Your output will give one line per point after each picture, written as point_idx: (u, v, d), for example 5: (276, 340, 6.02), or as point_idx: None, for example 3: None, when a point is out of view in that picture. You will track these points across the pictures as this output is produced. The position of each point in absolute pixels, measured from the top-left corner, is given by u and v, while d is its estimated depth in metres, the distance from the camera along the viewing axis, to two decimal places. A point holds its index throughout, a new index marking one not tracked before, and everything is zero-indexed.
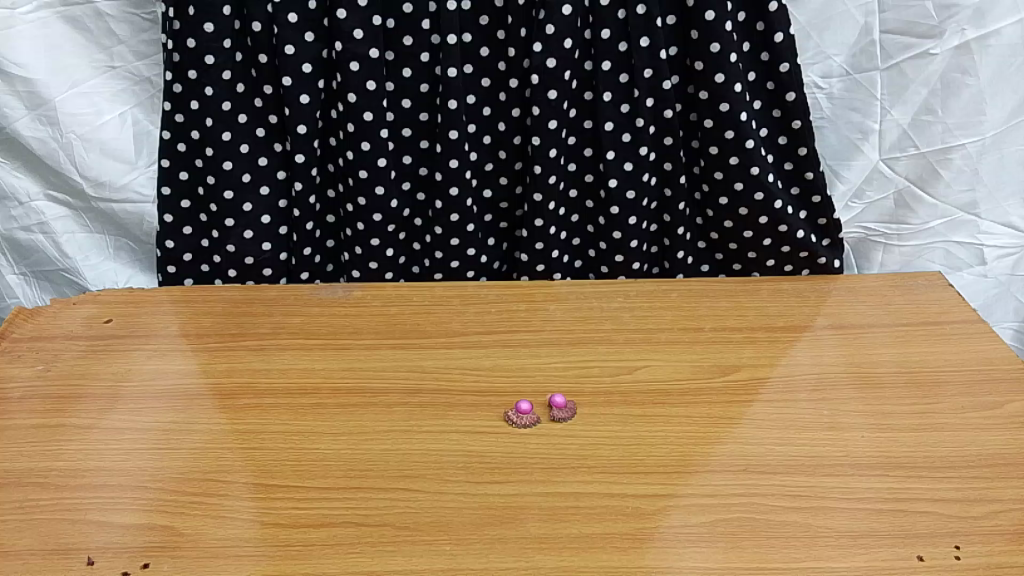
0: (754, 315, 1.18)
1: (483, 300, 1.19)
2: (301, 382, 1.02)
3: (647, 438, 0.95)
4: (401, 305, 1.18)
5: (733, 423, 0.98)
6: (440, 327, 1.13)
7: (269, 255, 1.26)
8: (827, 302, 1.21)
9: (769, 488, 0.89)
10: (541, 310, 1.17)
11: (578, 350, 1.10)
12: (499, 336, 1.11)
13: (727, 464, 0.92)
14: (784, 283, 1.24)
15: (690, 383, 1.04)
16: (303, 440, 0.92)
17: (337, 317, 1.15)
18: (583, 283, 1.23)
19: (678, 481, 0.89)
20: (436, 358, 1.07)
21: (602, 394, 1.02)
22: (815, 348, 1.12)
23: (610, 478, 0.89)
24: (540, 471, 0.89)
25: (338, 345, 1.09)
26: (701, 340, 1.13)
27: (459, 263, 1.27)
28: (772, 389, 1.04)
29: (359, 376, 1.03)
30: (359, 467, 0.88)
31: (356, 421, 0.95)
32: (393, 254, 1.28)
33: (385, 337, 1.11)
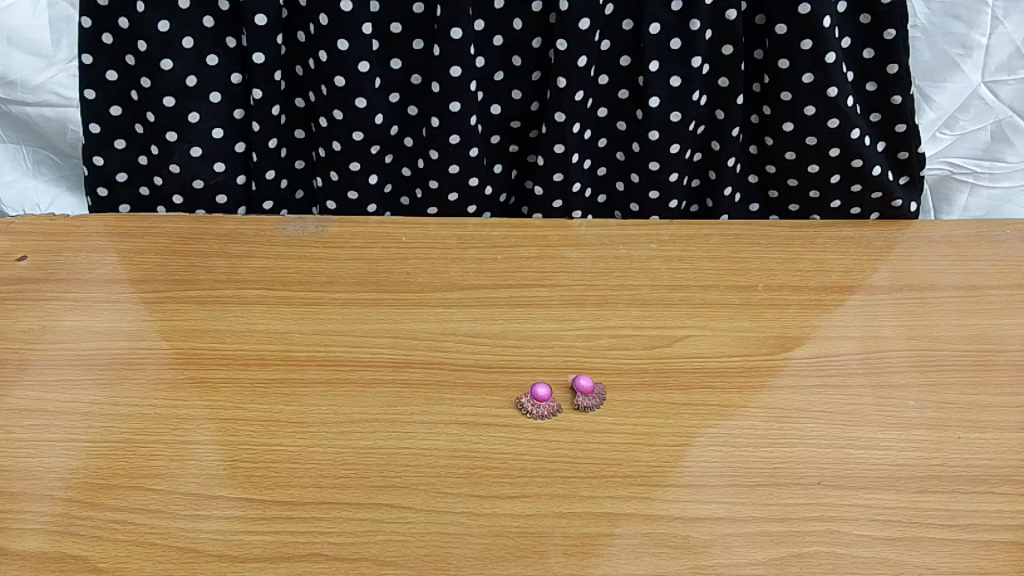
0: (814, 270, 0.98)
1: (487, 242, 0.97)
2: (261, 350, 0.82)
3: (694, 436, 0.76)
4: (387, 247, 0.96)
5: (799, 417, 0.79)
6: (433, 279, 0.92)
7: (224, 178, 1.03)
8: (902, 257, 1.00)
9: (848, 511, 0.71)
10: (558, 257, 0.96)
11: (604, 312, 0.89)
12: (507, 293, 0.90)
13: (795, 476, 0.73)
14: (848, 228, 1.03)
15: (743, 360, 0.85)
16: (260, 434, 0.73)
17: (308, 263, 0.94)
18: (607, 223, 1.02)
19: (736, 499, 0.71)
20: (430, 319, 0.86)
21: (635, 373, 0.82)
22: (893, 317, 0.92)
23: (652, 493, 0.70)
24: (562, 482, 0.70)
25: (309, 299, 0.89)
26: (753, 303, 0.92)
27: (459, 195, 1.04)
28: (843, 371, 0.84)
29: (335, 344, 0.83)
30: (331, 474, 0.69)
31: (329, 406, 0.76)
32: (378, 181, 1.05)
33: (367, 291, 0.90)
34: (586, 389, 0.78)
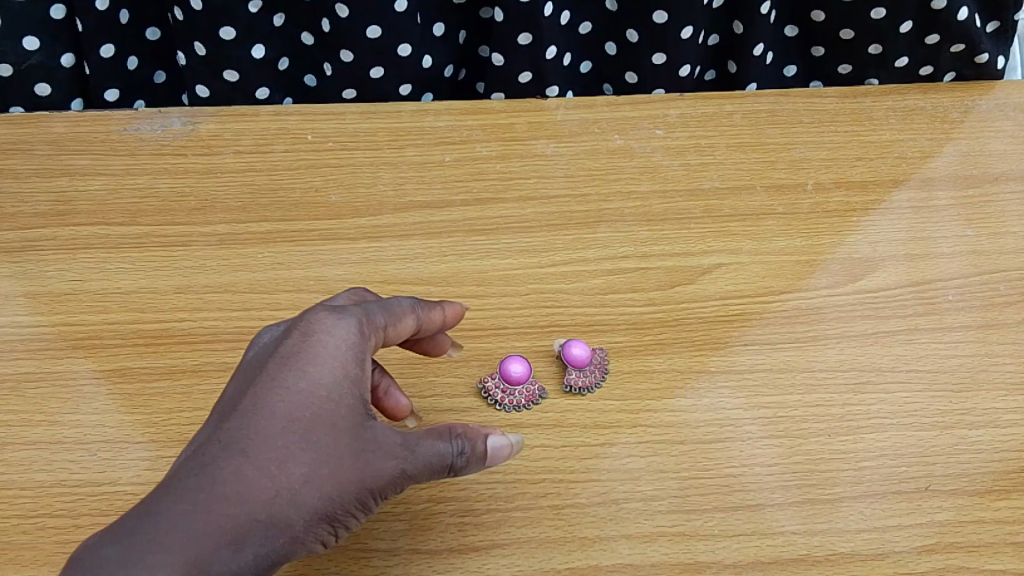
0: (883, 156, 0.71)
1: (428, 138, 0.69)
2: (98, 323, 0.55)
3: (742, 423, 0.52)
4: (286, 150, 0.67)
5: (888, 382, 0.55)
6: (352, 197, 0.64)
7: (41, 58, 0.74)
8: (994, 131, 0.73)
9: (975, 536, 0.48)
10: (530, 154, 0.68)
11: (597, 236, 0.63)
12: (461, 215, 0.64)
13: (889, 479, 0.50)
14: (915, 94, 0.75)
15: (796, 298, 0.60)
16: (83, 469, 0.48)
17: (169, 179, 0.65)
18: (595, 99, 0.72)
19: (810, 526, 0.48)
20: (348, 262, 0.60)
21: (646, 330, 0.57)
22: (993, 221, 0.67)
23: (688, 526, 0.47)
24: (554, 520, 0.47)
25: (170, 237, 0.61)
26: (804, 209, 0.66)
27: (386, 70, 0.75)
28: (938, 307, 0.60)
29: (208, 306, 0.56)
30: None
31: (191, 413, 0.51)
32: (268, 54, 0.75)
33: (255, 222, 0.62)
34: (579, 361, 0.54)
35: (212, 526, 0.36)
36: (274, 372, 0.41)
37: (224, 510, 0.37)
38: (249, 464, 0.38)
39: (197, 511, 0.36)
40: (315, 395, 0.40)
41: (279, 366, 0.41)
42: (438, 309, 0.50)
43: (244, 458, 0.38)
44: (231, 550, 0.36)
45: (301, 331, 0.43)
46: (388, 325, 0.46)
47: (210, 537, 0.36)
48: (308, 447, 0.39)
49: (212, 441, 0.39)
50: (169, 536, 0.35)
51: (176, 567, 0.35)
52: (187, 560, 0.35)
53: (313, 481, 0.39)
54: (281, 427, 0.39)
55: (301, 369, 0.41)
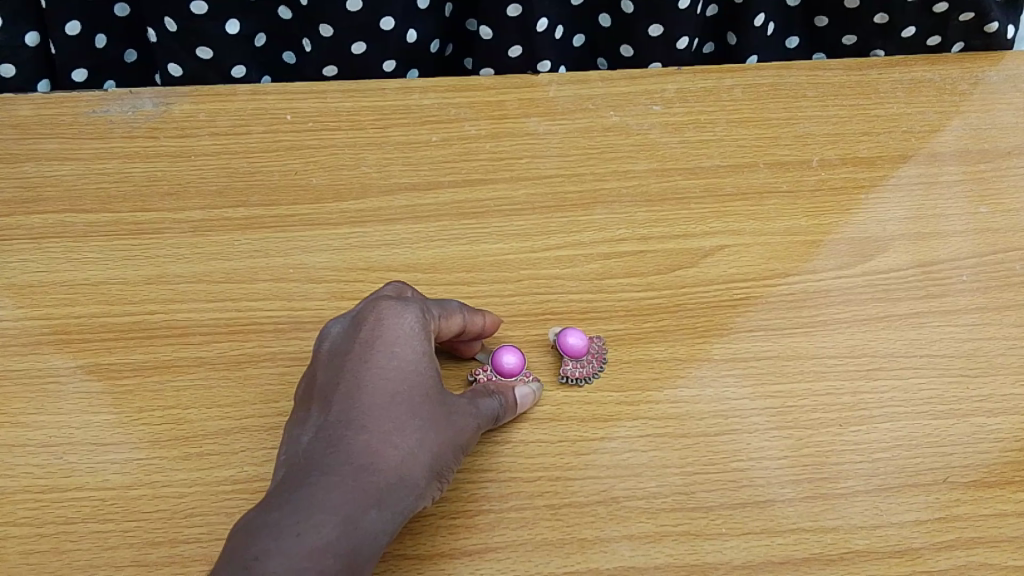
0: (890, 130, 0.67)
1: (414, 117, 0.65)
2: (65, 317, 0.52)
3: (749, 413, 0.49)
4: (265, 131, 0.64)
5: (901, 368, 0.52)
6: (334, 180, 0.61)
7: (4, 38, 0.69)
8: (1004, 103, 0.70)
9: (996, 530, 0.45)
10: (521, 133, 0.65)
11: (593, 218, 0.60)
12: (449, 197, 0.60)
13: (904, 471, 0.47)
14: (922, 65, 0.72)
15: (802, 281, 0.57)
16: (47, 474, 0.45)
17: (140, 164, 0.61)
18: (589, 75, 0.69)
19: (823, 523, 0.45)
20: (330, 248, 0.57)
21: (645, 317, 0.54)
22: (1007, 197, 0.64)
23: (694, 524, 0.44)
24: (551, 521, 0.44)
25: (141, 225, 0.58)
26: (810, 187, 0.63)
27: (369, 45, 0.71)
28: (950, 288, 0.57)
29: (182, 298, 0.53)
30: (167, 543, 0.42)
31: (163, 413, 0.47)
32: (244, 30, 0.71)
33: (232, 208, 0.59)
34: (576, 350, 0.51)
35: (357, 491, 0.39)
36: (360, 357, 0.43)
37: (362, 476, 0.39)
38: (369, 436, 0.40)
39: (338, 483, 0.39)
40: (405, 369, 0.43)
41: (364, 349, 0.43)
42: (484, 319, 0.50)
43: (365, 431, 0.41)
44: (377, 508, 0.39)
45: (371, 319, 0.45)
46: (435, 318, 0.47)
47: (357, 498, 0.38)
48: (412, 413, 0.42)
49: (325, 422, 0.41)
50: (324, 501, 0.38)
51: (337, 527, 0.37)
52: (343, 519, 0.38)
53: (424, 442, 0.42)
54: (387, 400, 0.42)
55: (386, 348, 0.44)
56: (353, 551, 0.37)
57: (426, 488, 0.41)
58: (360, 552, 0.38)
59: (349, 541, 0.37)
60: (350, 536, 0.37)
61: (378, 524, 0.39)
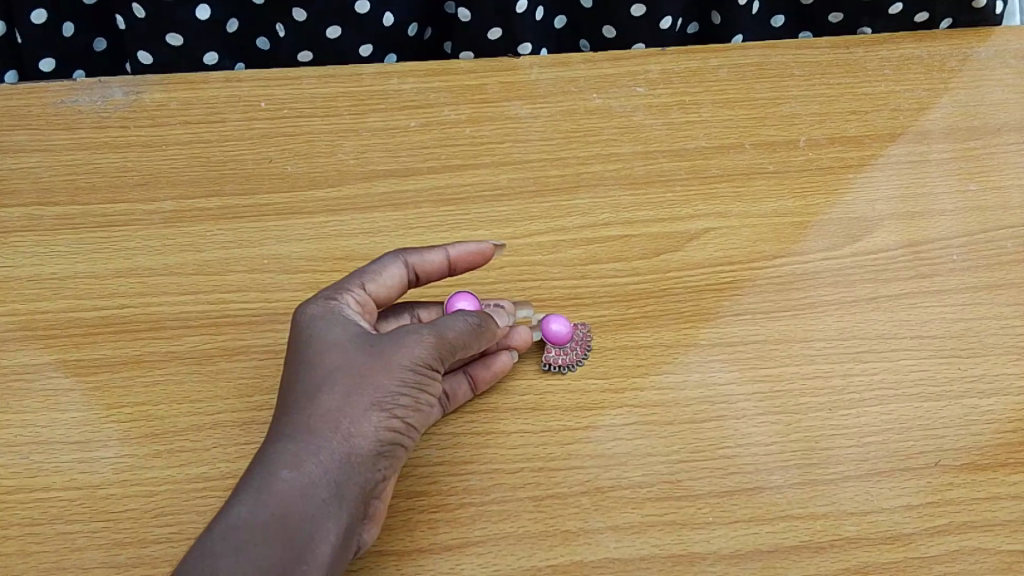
0: (878, 108, 0.66)
1: (392, 102, 0.64)
2: (33, 312, 0.51)
3: (736, 399, 0.48)
4: (238, 120, 0.62)
5: (892, 350, 0.51)
6: (310, 168, 0.59)
7: None
8: (993, 79, 0.69)
9: (990, 514, 0.44)
10: (502, 117, 0.63)
11: (576, 203, 0.59)
12: (429, 184, 0.59)
13: (895, 454, 0.46)
14: (909, 43, 0.71)
15: (790, 263, 0.56)
16: (12, 475, 0.43)
17: (109, 154, 0.60)
18: (571, 56, 0.67)
19: (812, 509, 0.44)
20: (306, 238, 0.55)
21: (630, 303, 0.53)
22: (998, 175, 0.62)
23: (681, 513, 0.43)
24: (534, 513, 0.43)
25: (110, 216, 0.56)
26: (797, 167, 0.62)
27: (343, 30, 0.70)
28: (940, 268, 0.56)
29: (154, 291, 0.52)
30: (136, 544, 0.41)
31: (133, 409, 0.46)
32: (214, 15, 0.69)
33: (205, 198, 0.57)
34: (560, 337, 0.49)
35: (271, 464, 0.38)
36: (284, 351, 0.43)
37: (278, 449, 0.38)
38: (287, 413, 0.39)
39: (259, 465, 0.38)
40: (312, 340, 0.42)
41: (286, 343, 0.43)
42: (440, 252, 0.48)
43: (285, 410, 0.40)
44: (294, 472, 0.37)
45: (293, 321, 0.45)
46: (373, 285, 0.46)
47: (268, 467, 0.38)
48: (318, 371, 0.40)
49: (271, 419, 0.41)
50: (243, 486, 0.37)
51: (247, 503, 0.36)
52: (254, 494, 0.37)
53: (338, 389, 0.39)
54: (300, 375, 0.41)
55: (296, 331, 0.43)
56: (274, 518, 0.36)
57: (359, 428, 0.39)
58: (280, 517, 0.36)
59: (265, 510, 0.36)
60: (262, 504, 0.36)
61: (300, 480, 0.37)
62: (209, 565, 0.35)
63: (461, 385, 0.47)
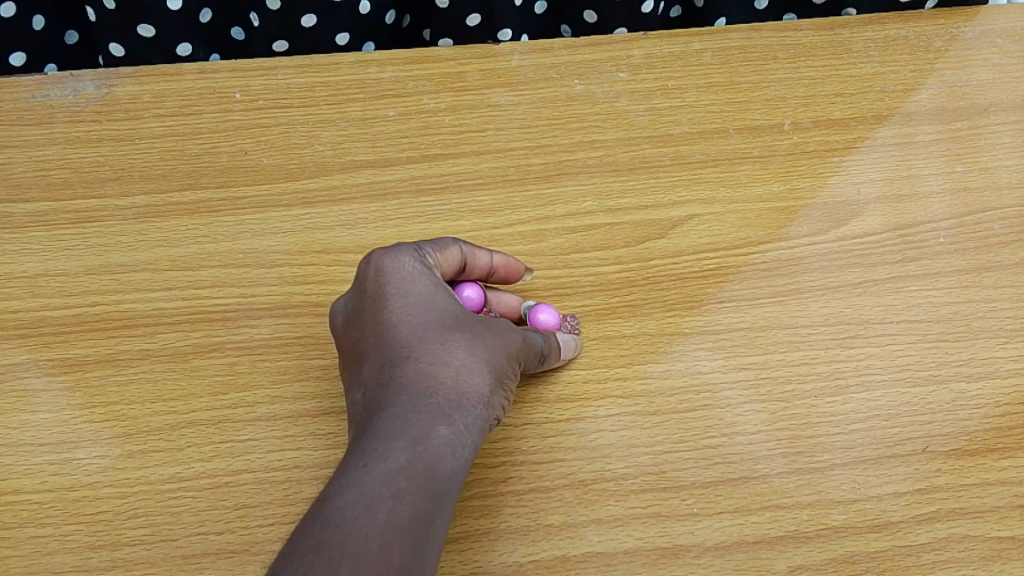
0: (864, 90, 0.65)
1: (370, 91, 0.63)
2: (3, 312, 0.49)
3: (722, 388, 0.47)
4: (213, 112, 0.61)
5: (880, 335, 0.50)
6: (286, 160, 0.58)
7: None
8: (980, 59, 0.68)
9: (978, 499, 0.44)
10: (482, 104, 0.62)
11: (558, 191, 0.58)
12: (408, 174, 0.58)
13: (883, 441, 0.45)
14: (895, 23, 0.70)
15: (775, 249, 0.55)
16: None
17: (81, 148, 0.59)
18: (552, 42, 0.66)
19: (799, 498, 0.43)
20: (283, 231, 0.54)
21: (614, 292, 0.52)
22: (986, 156, 0.62)
23: (665, 505, 0.43)
24: (516, 507, 0.42)
25: (82, 212, 0.55)
26: (782, 151, 0.61)
27: (318, 17, 0.68)
28: (928, 251, 0.55)
29: (126, 288, 0.51)
30: (109, 546, 0.40)
31: (106, 409, 0.45)
32: (187, 5, 0.67)
33: (179, 192, 0.56)
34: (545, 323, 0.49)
35: (419, 415, 0.38)
36: (375, 306, 0.42)
37: (421, 402, 0.39)
38: (417, 368, 0.40)
39: (399, 414, 0.38)
40: (429, 305, 0.43)
41: (376, 297, 0.42)
42: (488, 256, 0.48)
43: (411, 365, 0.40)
44: (447, 426, 0.38)
45: (371, 270, 0.43)
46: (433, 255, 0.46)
47: (423, 420, 0.38)
48: (452, 336, 0.42)
49: (371, 372, 0.41)
50: (387, 433, 0.37)
51: (405, 450, 0.37)
52: (411, 442, 0.37)
53: (473, 355, 0.41)
54: (424, 334, 0.41)
55: (403, 288, 0.43)
56: (428, 471, 0.37)
57: (490, 398, 0.41)
58: (439, 468, 0.37)
59: (424, 459, 0.37)
60: (421, 453, 0.37)
61: (453, 438, 0.38)
62: (374, 507, 0.34)
63: None
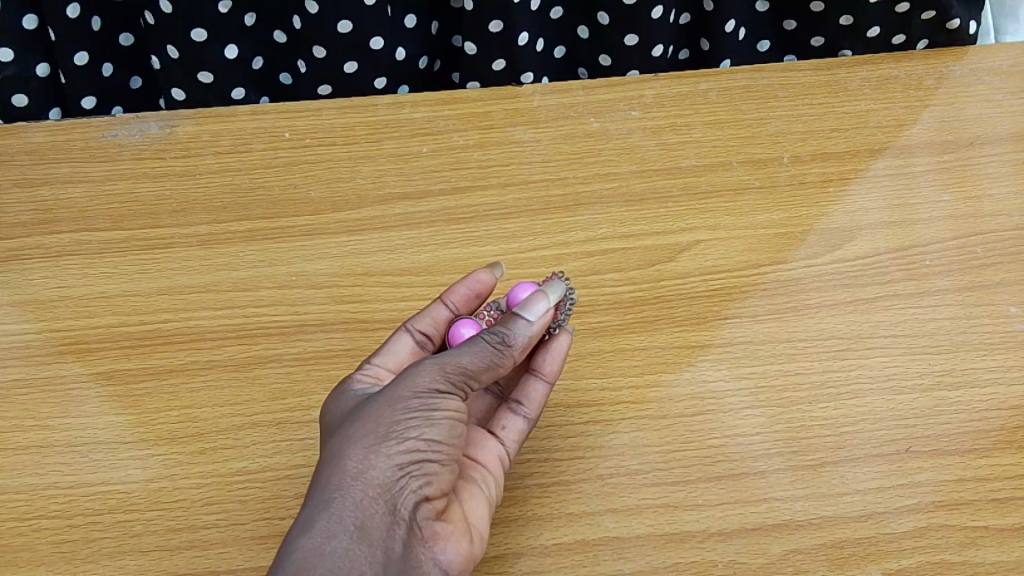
0: (857, 126, 0.71)
1: (405, 130, 0.69)
2: (86, 328, 0.56)
3: (726, 394, 0.53)
4: (265, 150, 0.68)
5: (868, 349, 0.55)
6: (330, 192, 0.65)
7: (16, 71, 0.73)
8: (967, 97, 0.73)
9: (956, 494, 0.48)
10: (506, 141, 0.68)
11: (577, 219, 0.64)
12: (440, 204, 0.64)
13: (870, 443, 0.50)
14: (888, 63, 0.76)
15: (775, 271, 0.60)
16: (76, 471, 0.49)
17: (149, 183, 0.65)
18: (570, 84, 0.73)
19: (793, 492, 0.48)
20: (329, 256, 0.61)
21: (627, 309, 0.58)
22: (971, 185, 0.67)
23: (673, 497, 0.48)
24: (541, 498, 0.48)
25: (152, 240, 0.61)
26: (782, 182, 0.67)
27: (359, 64, 0.75)
28: (914, 272, 0.61)
29: (193, 306, 0.57)
30: (187, 529, 0.46)
31: (179, 412, 0.51)
32: (242, 53, 0.75)
33: (236, 221, 0.63)
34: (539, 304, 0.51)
35: (292, 530, 0.38)
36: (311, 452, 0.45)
37: (299, 516, 0.39)
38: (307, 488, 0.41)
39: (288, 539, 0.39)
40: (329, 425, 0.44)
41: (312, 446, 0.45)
42: (445, 309, 0.52)
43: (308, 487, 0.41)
44: (307, 528, 0.38)
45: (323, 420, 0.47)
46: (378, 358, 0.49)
47: (289, 538, 0.38)
48: (337, 431, 0.42)
49: None
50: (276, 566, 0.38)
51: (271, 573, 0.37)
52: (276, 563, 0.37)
53: (340, 439, 0.41)
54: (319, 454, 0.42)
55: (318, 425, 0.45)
56: None
57: (364, 464, 0.40)
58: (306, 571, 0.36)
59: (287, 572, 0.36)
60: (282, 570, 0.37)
61: (316, 537, 0.38)
62: None
63: (537, 389, 0.49)
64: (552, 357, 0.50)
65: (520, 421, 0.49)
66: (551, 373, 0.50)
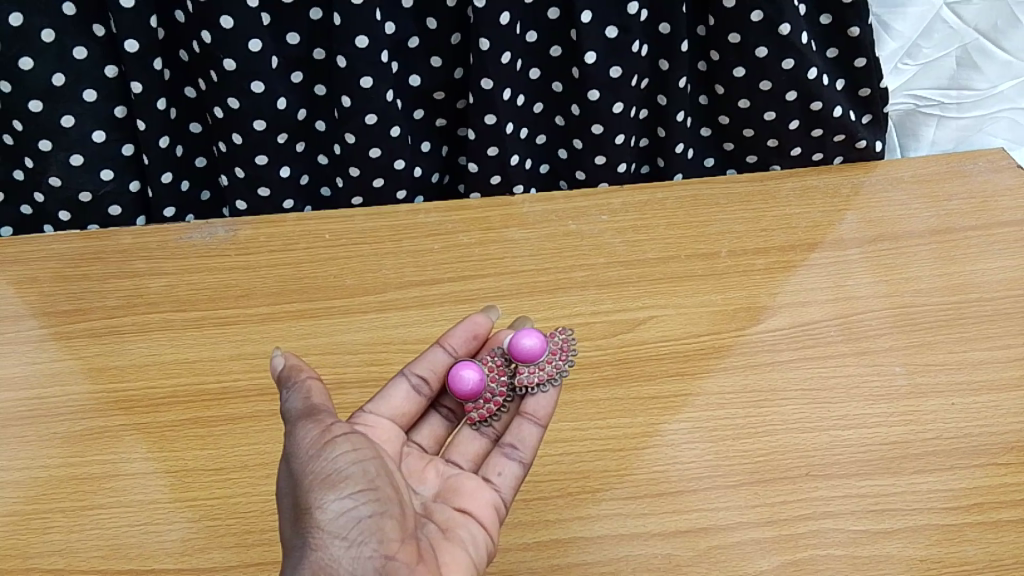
0: (784, 226, 0.88)
1: (421, 232, 0.87)
2: (173, 386, 0.72)
3: (671, 433, 0.69)
4: (309, 247, 0.85)
5: (781, 398, 0.71)
6: (362, 280, 0.82)
7: (114, 186, 0.93)
8: (873, 201, 0.91)
9: (843, 506, 0.64)
10: (500, 239, 0.86)
11: (557, 300, 0.80)
12: (448, 288, 0.81)
13: (780, 469, 0.66)
14: (812, 175, 0.94)
15: (713, 339, 0.76)
16: (172, 491, 0.65)
17: (218, 274, 0.83)
18: (553, 194, 0.91)
19: (716, 504, 0.64)
20: (361, 330, 0.77)
21: (595, 369, 0.74)
22: (873, 272, 0.84)
23: (625, 508, 0.64)
24: (525, 508, 0.65)
25: (223, 318, 0.78)
26: (721, 271, 0.83)
27: (384, 181, 0.94)
28: (823, 339, 0.77)
29: (256, 367, 0.73)
30: (260, 530, 0.63)
31: (249, 447, 0.67)
32: (292, 173, 0.94)
33: (288, 303, 0.80)
34: (533, 346, 0.67)
35: None
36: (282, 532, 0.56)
37: None
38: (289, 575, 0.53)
39: None
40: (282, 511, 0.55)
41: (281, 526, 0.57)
42: (442, 351, 0.68)
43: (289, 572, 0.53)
44: None
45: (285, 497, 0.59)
46: (380, 396, 0.66)
47: None
48: (291, 523, 0.54)
49: None
50: None
51: None
52: None
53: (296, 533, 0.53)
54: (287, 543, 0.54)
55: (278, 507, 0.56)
56: None
57: (320, 549, 0.51)
58: None
59: None
60: None
61: None
62: None
63: (533, 432, 0.64)
64: (542, 403, 0.65)
65: (516, 465, 0.64)
66: (543, 416, 0.65)
